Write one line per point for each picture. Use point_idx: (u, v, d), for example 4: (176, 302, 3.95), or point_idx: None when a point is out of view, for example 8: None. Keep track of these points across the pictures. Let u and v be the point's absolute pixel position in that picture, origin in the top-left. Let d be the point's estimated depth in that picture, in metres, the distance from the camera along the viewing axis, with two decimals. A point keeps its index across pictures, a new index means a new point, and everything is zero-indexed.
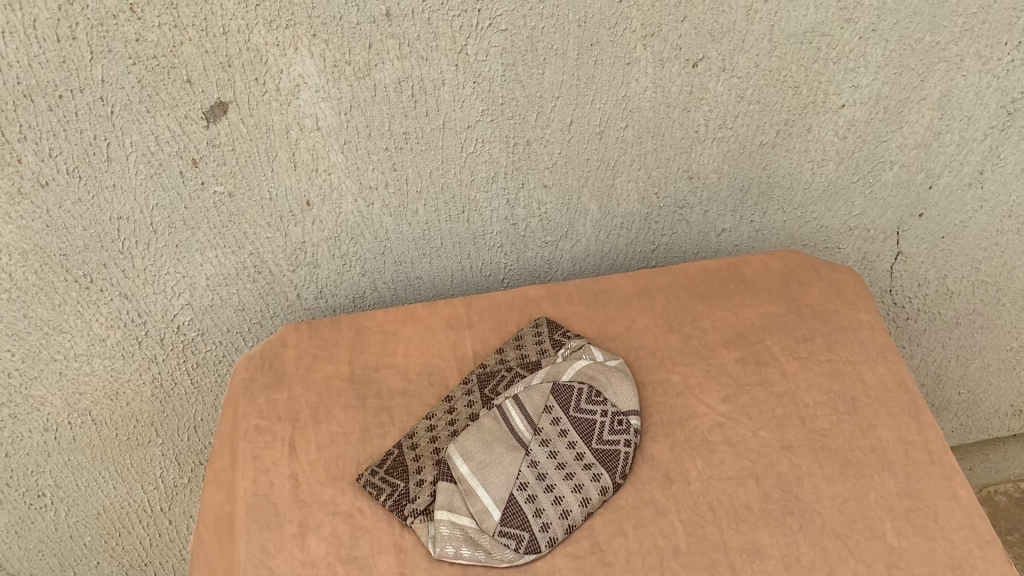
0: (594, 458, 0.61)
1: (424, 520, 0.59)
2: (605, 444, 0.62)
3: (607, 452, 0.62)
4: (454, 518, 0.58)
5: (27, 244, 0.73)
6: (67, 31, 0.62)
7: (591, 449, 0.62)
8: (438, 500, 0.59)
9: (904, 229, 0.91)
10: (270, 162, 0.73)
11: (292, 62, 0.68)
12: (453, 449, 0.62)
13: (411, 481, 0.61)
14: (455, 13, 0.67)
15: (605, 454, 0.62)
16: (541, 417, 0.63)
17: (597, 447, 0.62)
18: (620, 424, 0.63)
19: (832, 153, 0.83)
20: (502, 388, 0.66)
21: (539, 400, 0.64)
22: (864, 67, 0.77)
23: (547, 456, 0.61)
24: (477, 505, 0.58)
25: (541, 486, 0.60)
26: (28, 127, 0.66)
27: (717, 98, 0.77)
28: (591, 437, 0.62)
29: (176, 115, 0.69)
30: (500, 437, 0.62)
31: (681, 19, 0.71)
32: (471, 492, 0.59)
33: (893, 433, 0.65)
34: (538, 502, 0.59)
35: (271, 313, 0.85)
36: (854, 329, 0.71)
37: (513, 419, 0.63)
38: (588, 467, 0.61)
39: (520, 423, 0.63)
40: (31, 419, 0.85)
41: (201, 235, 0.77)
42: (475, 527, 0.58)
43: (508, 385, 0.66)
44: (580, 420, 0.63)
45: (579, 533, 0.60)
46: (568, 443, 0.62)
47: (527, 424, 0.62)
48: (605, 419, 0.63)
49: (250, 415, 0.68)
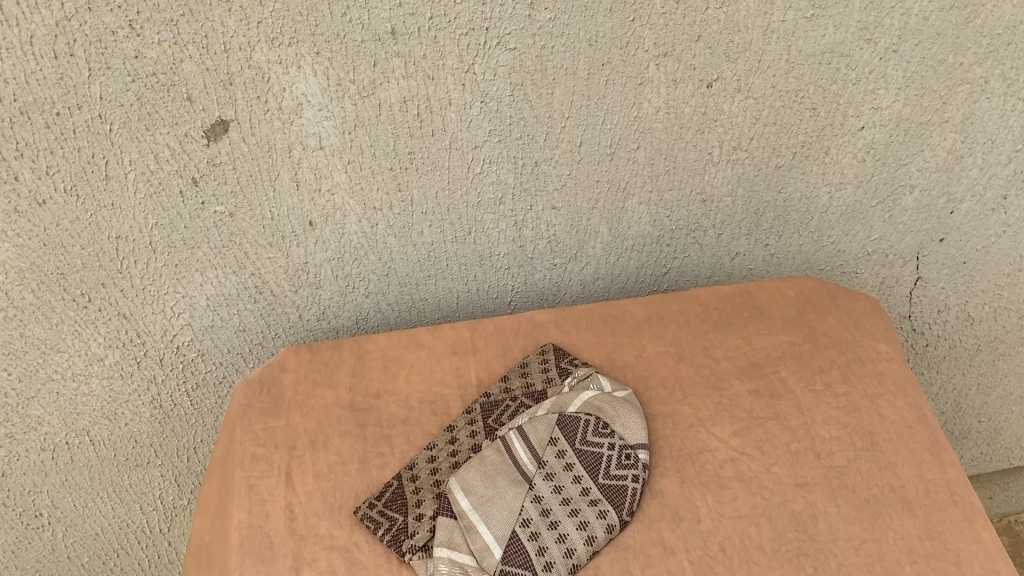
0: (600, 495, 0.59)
1: (422, 557, 0.57)
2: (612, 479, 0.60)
3: (614, 488, 0.59)
4: (453, 556, 0.56)
5: (24, 262, 0.71)
6: (65, 48, 0.61)
7: (598, 485, 0.59)
8: (437, 537, 0.57)
9: (924, 253, 0.88)
10: (272, 182, 0.72)
11: (294, 80, 0.66)
12: (453, 482, 0.60)
13: (410, 515, 0.59)
14: (462, 32, 0.65)
15: (612, 489, 0.59)
16: (546, 450, 0.60)
17: (604, 482, 0.59)
18: (628, 459, 0.61)
19: (850, 176, 0.81)
20: (505, 418, 0.64)
21: (544, 431, 0.61)
22: (884, 89, 0.75)
23: (551, 491, 0.59)
24: (478, 543, 0.56)
25: (545, 523, 0.57)
26: (24, 145, 0.65)
27: (732, 119, 0.75)
28: (597, 472, 0.60)
29: (176, 132, 0.67)
30: (503, 471, 0.60)
31: (695, 38, 0.69)
32: (471, 528, 0.57)
33: (914, 472, 0.62)
34: (541, 540, 0.57)
35: (272, 334, 0.83)
36: (872, 361, 0.69)
37: (517, 452, 0.61)
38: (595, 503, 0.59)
39: (524, 456, 0.60)
40: (28, 438, 0.84)
41: (201, 254, 0.75)
42: (475, 566, 0.55)
43: (512, 416, 0.64)
44: (587, 453, 0.60)
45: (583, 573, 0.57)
46: (573, 478, 0.59)
47: (531, 458, 0.60)
48: (612, 453, 0.61)
49: (246, 443, 0.66)
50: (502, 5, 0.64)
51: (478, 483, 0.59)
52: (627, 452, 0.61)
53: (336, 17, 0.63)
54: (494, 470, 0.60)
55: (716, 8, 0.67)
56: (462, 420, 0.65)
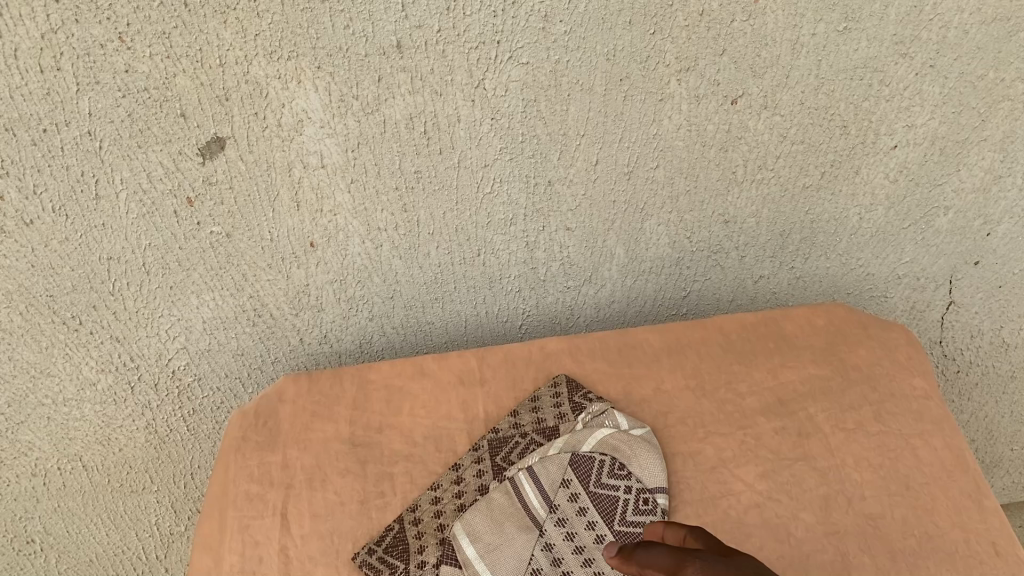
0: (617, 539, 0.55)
1: None
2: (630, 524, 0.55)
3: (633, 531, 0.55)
4: None
5: (11, 284, 0.68)
6: (51, 61, 0.57)
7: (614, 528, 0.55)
8: None
9: (958, 277, 0.84)
10: (271, 202, 0.68)
11: (294, 96, 0.62)
12: (458, 528, 0.56)
13: (411, 562, 0.55)
14: (472, 46, 0.62)
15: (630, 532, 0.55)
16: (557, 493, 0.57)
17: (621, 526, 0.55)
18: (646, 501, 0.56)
19: (881, 197, 0.77)
20: (514, 457, 0.60)
21: (555, 472, 0.58)
22: (919, 106, 0.71)
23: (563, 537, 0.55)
24: None
25: (555, 572, 0.53)
26: (10, 162, 0.61)
27: (758, 137, 0.71)
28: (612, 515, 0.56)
29: (169, 150, 0.64)
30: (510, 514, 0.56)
31: (719, 52, 0.65)
32: None
33: (953, 519, 0.58)
34: None
35: (272, 358, 0.79)
36: (906, 398, 0.65)
37: (526, 494, 0.57)
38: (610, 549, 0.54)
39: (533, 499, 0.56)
40: (18, 464, 0.80)
41: (197, 276, 0.71)
42: None
43: (521, 454, 0.60)
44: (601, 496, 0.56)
45: None
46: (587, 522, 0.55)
47: (542, 500, 0.56)
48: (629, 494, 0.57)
49: (240, 479, 0.62)
50: (515, 17, 0.60)
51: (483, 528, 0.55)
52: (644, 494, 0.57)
53: (338, 30, 0.59)
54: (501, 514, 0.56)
55: (742, 20, 0.63)
56: (469, 458, 0.61)
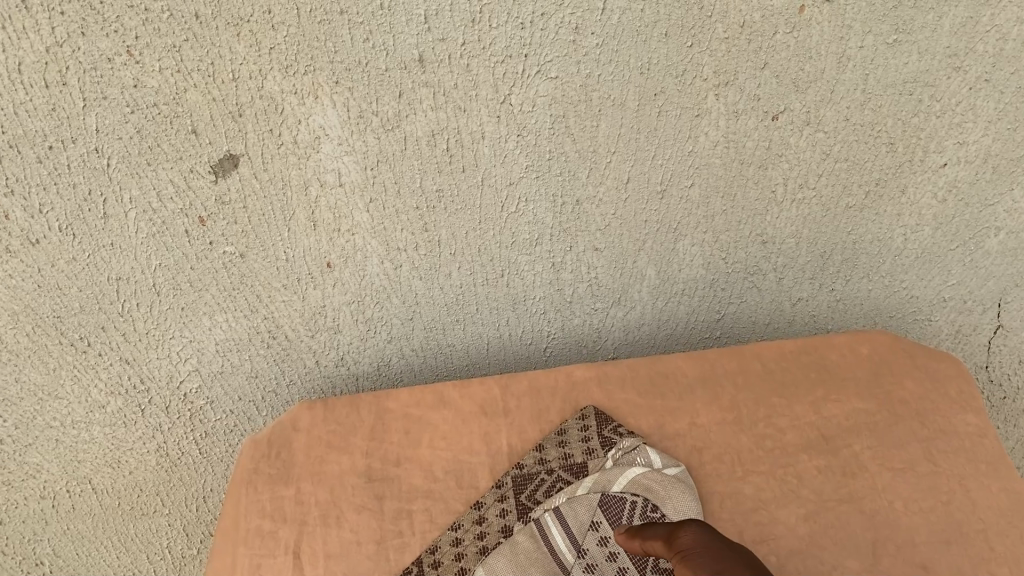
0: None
1: None
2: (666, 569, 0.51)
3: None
4: None
5: (17, 305, 0.65)
6: (56, 76, 0.55)
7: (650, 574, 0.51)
8: None
9: (1007, 300, 0.79)
10: (286, 222, 0.65)
11: (311, 112, 0.59)
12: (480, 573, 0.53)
13: None
14: (497, 60, 0.58)
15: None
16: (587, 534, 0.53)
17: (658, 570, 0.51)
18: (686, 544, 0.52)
19: (928, 217, 0.73)
20: (540, 496, 0.57)
21: (585, 513, 0.54)
22: (972, 122, 0.66)
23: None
24: None
25: None
26: (15, 180, 0.59)
27: (799, 155, 0.67)
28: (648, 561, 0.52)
29: (180, 168, 0.61)
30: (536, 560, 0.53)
31: (760, 66, 0.61)
32: None
33: (1013, 570, 0.53)
34: None
35: (288, 380, 0.76)
36: (957, 435, 0.61)
37: (555, 536, 0.53)
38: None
39: (562, 543, 0.53)
40: (26, 486, 0.78)
41: (209, 297, 0.69)
42: None
43: (547, 493, 0.57)
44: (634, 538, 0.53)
45: None
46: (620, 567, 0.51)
47: (570, 544, 0.53)
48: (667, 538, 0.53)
49: (251, 513, 0.59)
50: (544, 29, 0.57)
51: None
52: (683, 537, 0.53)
53: (357, 43, 0.56)
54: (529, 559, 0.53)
55: (786, 32, 0.59)
56: (492, 496, 0.58)
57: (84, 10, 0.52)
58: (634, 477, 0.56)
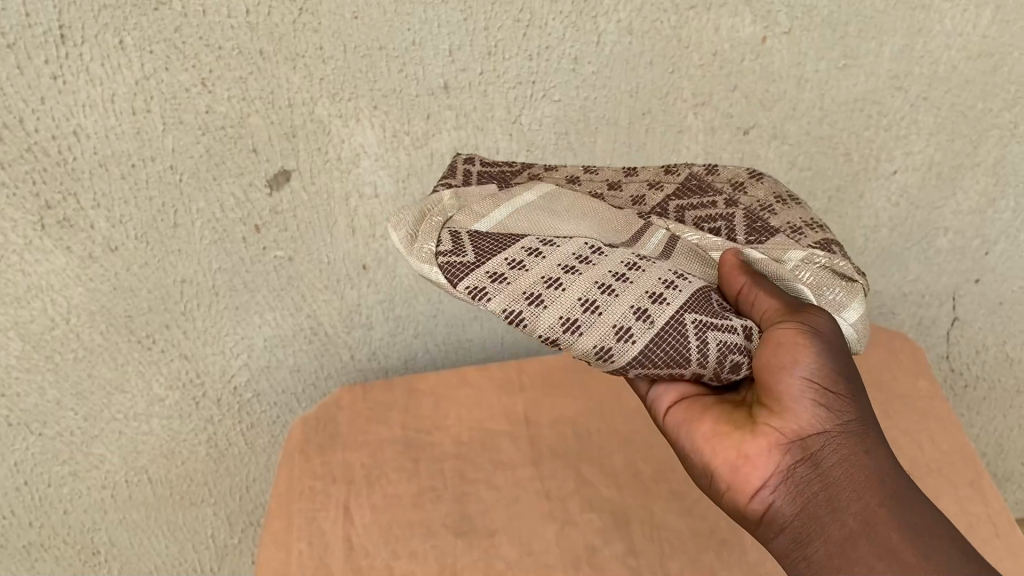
0: (571, 308, 0.43)
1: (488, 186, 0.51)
2: (665, 330, 0.43)
3: (582, 318, 0.43)
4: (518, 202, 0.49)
5: (94, 305, 0.75)
6: (143, 104, 0.66)
7: (648, 314, 0.43)
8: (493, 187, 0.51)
9: (960, 294, 0.89)
10: (329, 228, 0.76)
11: (353, 133, 0.71)
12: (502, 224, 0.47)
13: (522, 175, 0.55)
14: (510, 86, 0.70)
15: (627, 326, 0.43)
16: (616, 249, 0.47)
17: (658, 323, 0.43)
18: (731, 370, 0.45)
19: (884, 219, 0.83)
20: (689, 208, 0.53)
21: (695, 265, 0.49)
22: (916, 134, 0.78)
23: (564, 269, 0.45)
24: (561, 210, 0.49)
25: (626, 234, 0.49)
26: (101, 195, 0.69)
27: (769, 164, 0.78)
28: (686, 310, 0.44)
29: (241, 182, 0.71)
30: (533, 214, 0.48)
31: (732, 88, 0.73)
32: (563, 211, 0.49)
33: (962, 506, 0.65)
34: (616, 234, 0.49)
35: (326, 373, 0.86)
36: (912, 399, 0.73)
37: (646, 233, 0.49)
38: (594, 312, 0.43)
39: (651, 248, 0.48)
40: (89, 476, 0.85)
41: (260, 297, 0.79)
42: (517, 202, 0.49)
43: (676, 211, 0.53)
44: (694, 291, 0.45)
45: (616, 267, 0.45)
46: (592, 280, 0.44)
47: (659, 244, 0.49)
48: (693, 313, 0.44)
49: (302, 478, 0.69)
50: (549, 59, 0.69)
51: (475, 200, 0.49)
52: (704, 328, 0.44)
53: (393, 73, 0.68)
54: (533, 216, 0.48)
55: (751, 59, 0.72)
56: (603, 178, 0.56)
57: (169, 49, 0.64)
58: (802, 266, 0.49)
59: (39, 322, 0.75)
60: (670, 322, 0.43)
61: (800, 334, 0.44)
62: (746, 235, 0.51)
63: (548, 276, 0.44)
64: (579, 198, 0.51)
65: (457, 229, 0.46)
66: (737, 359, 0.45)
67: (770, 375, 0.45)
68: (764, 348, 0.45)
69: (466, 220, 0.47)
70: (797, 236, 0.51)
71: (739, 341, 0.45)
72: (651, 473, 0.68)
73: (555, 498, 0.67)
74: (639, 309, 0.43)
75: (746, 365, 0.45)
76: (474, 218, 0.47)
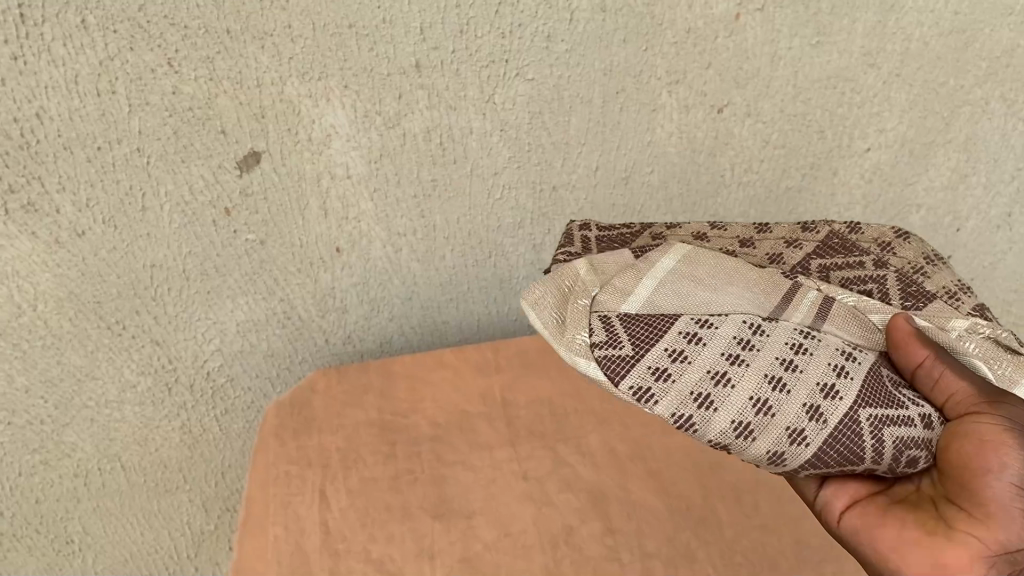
0: (744, 409, 0.46)
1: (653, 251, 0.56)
2: (839, 430, 0.46)
3: (754, 421, 0.46)
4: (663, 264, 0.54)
5: (62, 292, 0.74)
6: (107, 85, 0.64)
7: (802, 434, 0.46)
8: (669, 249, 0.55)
9: None
10: (301, 210, 0.75)
11: (324, 113, 0.70)
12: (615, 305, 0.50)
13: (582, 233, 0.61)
14: (483, 64, 0.69)
15: (800, 428, 0.46)
16: (780, 324, 0.50)
17: (830, 423, 0.46)
18: (906, 464, 0.47)
19: (857, 196, 0.83)
20: (833, 268, 0.56)
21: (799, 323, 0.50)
22: (888, 111, 0.78)
23: (728, 360, 0.48)
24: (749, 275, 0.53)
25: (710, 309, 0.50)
26: (66, 178, 0.68)
27: (742, 143, 0.78)
28: (860, 407, 0.46)
29: (210, 164, 0.70)
30: (674, 288, 0.52)
31: (705, 66, 0.73)
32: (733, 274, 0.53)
33: None
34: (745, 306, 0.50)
35: (300, 358, 0.86)
36: None
37: (794, 296, 0.52)
38: (768, 413, 0.46)
39: (803, 315, 0.51)
40: (61, 465, 0.84)
41: (232, 281, 0.78)
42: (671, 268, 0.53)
43: (823, 272, 0.56)
44: (865, 376, 0.48)
45: (738, 402, 0.46)
46: (762, 373, 0.47)
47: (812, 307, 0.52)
48: (867, 409, 0.47)
49: (278, 463, 0.68)
50: (522, 37, 0.68)
51: (614, 275, 0.53)
52: (879, 425, 0.46)
53: (364, 52, 0.67)
54: (672, 288, 0.52)
55: (725, 37, 0.71)
56: (732, 234, 0.60)
57: (134, 28, 0.62)
58: (965, 338, 0.52)
59: (4, 309, 0.73)
60: (844, 419, 0.46)
61: (1005, 437, 0.48)
62: (905, 298, 0.54)
63: (715, 370, 0.47)
64: (711, 258, 0.55)
65: (606, 315, 0.50)
66: (914, 454, 0.47)
67: (971, 477, 0.47)
68: (954, 451, 0.48)
69: (614, 302, 0.51)
70: (953, 301, 0.54)
71: (914, 435, 0.47)
72: (628, 452, 0.69)
73: (532, 478, 0.67)
74: (813, 407, 0.46)
75: (920, 460, 0.48)
76: (620, 301, 0.51)
